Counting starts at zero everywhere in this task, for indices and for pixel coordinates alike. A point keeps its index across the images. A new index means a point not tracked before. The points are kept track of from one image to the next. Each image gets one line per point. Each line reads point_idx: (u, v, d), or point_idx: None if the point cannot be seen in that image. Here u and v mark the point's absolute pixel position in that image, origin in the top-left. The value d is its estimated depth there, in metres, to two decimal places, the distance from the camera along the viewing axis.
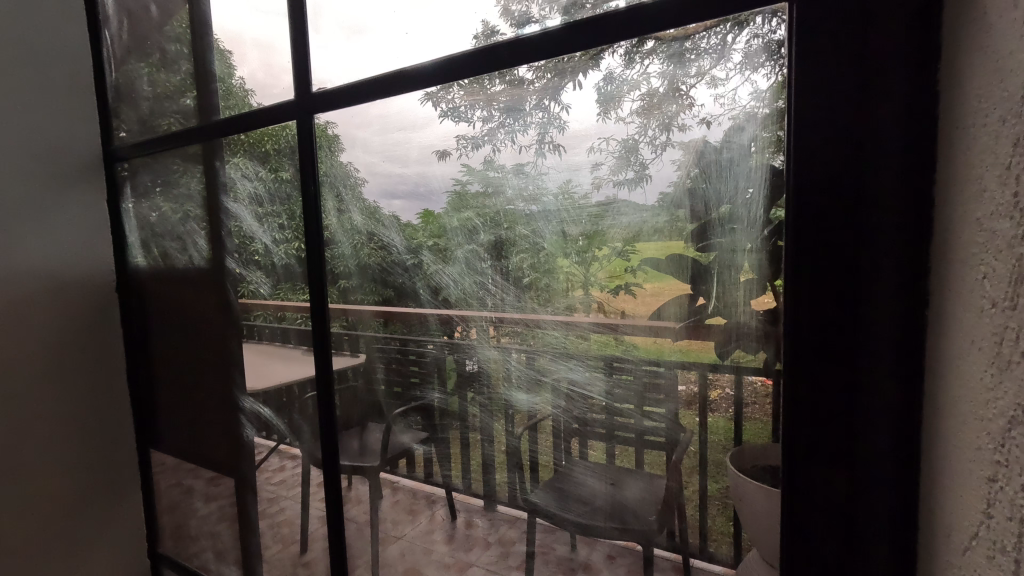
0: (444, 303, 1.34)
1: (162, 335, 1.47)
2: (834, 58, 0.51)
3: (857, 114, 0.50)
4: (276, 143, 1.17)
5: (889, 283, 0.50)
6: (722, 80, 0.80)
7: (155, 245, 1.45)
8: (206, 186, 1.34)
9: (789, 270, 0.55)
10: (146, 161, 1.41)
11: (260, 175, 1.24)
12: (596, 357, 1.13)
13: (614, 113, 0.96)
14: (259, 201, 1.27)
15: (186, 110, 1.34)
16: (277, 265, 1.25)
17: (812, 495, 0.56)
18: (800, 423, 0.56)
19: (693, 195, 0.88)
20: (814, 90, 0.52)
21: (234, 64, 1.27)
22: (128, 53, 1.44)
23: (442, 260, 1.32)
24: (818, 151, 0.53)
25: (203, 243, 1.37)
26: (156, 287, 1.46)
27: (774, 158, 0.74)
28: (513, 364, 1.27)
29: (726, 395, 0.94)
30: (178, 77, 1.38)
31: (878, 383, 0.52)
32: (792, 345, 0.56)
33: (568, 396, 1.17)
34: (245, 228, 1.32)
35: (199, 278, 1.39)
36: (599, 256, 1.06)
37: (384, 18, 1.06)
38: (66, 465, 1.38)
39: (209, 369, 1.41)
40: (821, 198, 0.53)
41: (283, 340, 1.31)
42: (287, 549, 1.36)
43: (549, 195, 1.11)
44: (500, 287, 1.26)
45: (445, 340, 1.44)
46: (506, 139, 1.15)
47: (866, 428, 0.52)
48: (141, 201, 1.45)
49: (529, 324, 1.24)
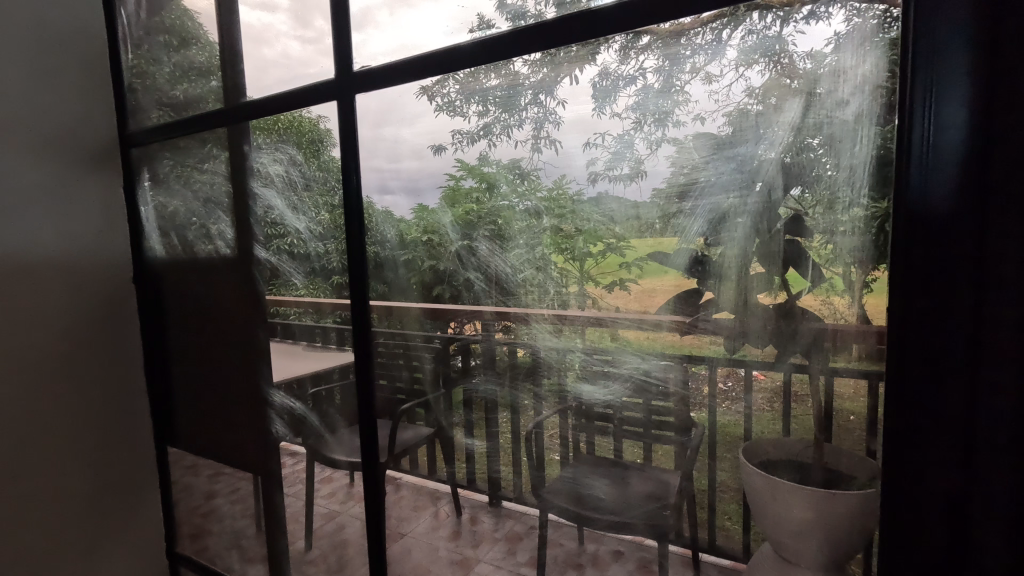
0: (501, 296, 1.18)
1: (179, 327, 1.43)
2: (955, 55, 0.52)
3: (974, 118, 0.52)
4: (310, 136, 1.15)
5: (1010, 293, 0.52)
6: (716, 76, 0.82)
7: (175, 233, 1.40)
8: (233, 170, 1.28)
9: (902, 270, 0.56)
10: (164, 148, 1.37)
11: (294, 158, 1.20)
12: (634, 346, 1.00)
13: (609, 108, 0.93)
14: (293, 185, 1.23)
15: (209, 92, 1.28)
16: (313, 255, 1.21)
17: (918, 480, 0.58)
18: (904, 413, 0.58)
19: (789, 176, 0.78)
20: (936, 88, 0.53)
21: (260, 43, 1.20)
22: (147, 33, 1.38)
23: (499, 244, 1.16)
24: (942, 153, 0.53)
25: (229, 232, 1.31)
26: (173, 277, 1.41)
27: (766, 153, 0.80)
28: (577, 354, 1.07)
29: (727, 390, 0.91)
30: (197, 58, 1.32)
31: (1003, 370, 0.53)
32: (899, 333, 0.57)
33: (638, 386, 1.01)
34: (276, 215, 1.27)
35: (224, 267, 1.32)
36: (594, 253, 1.01)
37: (378, 12, 1.04)
38: (80, 463, 1.32)
39: (232, 362, 1.36)
40: (928, 201, 0.54)
41: (323, 338, 1.33)
42: (297, 543, 1.35)
43: (543, 191, 1.05)
44: (562, 277, 1.06)
45: (501, 334, 1.25)
46: (502, 134, 1.08)
47: (986, 433, 0.54)
48: (160, 188, 1.42)
49: (597, 318, 1.03)
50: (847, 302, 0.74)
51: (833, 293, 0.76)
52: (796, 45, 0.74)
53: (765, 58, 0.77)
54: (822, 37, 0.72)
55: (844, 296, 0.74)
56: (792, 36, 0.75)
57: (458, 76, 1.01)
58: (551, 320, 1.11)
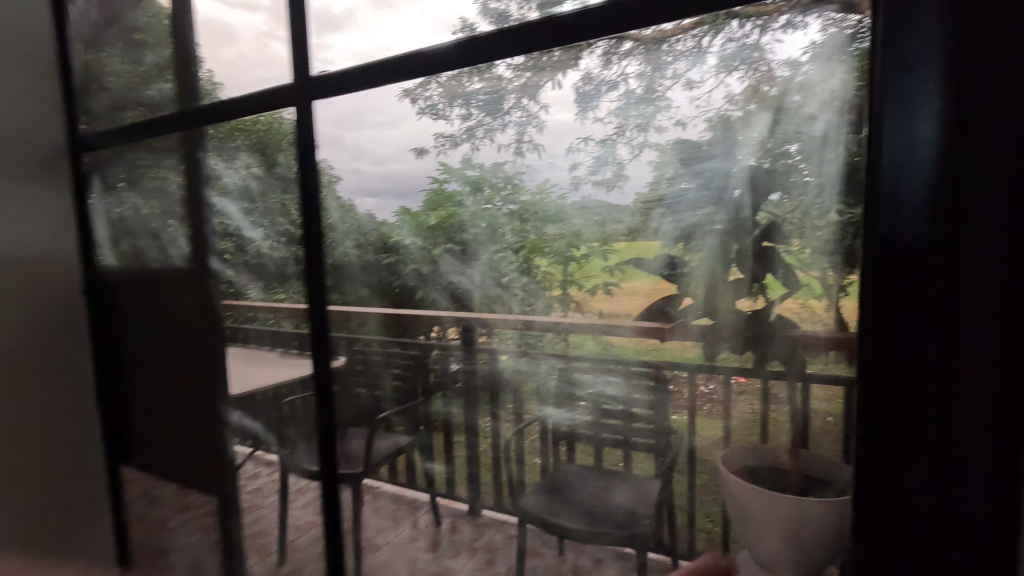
0: (461, 308, 1.14)
1: (133, 341, 1.37)
2: (927, 66, 0.51)
3: (945, 130, 0.51)
4: (269, 137, 1.11)
5: (979, 310, 0.52)
6: (697, 83, 0.80)
7: (128, 242, 1.34)
8: (187, 179, 1.24)
9: (873, 284, 0.55)
10: (117, 152, 1.30)
11: (250, 168, 1.17)
12: (597, 360, 1.00)
13: (592, 113, 0.89)
14: (248, 196, 1.19)
15: (163, 95, 1.22)
16: (269, 266, 1.18)
17: (893, 498, 0.56)
18: (878, 431, 0.56)
19: (757, 190, 0.77)
20: (905, 104, 0.52)
21: (224, 43, 1.15)
22: (97, 30, 1.30)
23: (463, 261, 1.10)
24: (913, 166, 0.53)
25: (183, 240, 1.27)
26: (126, 288, 1.36)
27: (747, 159, 0.78)
28: (543, 374, 1.07)
29: (708, 394, 0.89)
30: (150, 58, 1.26)
31: (977, 386, 0.52)
32: (872, 349, 0.55)
33: (604, 410, 1.02)
34: (231, 224, 1.23)
35: (178, 278, 1.29)
36: (577, 257, 0.96)
37: (362, 11, 1.00)
38: (27, 482, 1.26)
39: (190, 377, 1.31)
40: (898, 218, 0.53)
41: (274, 346, 1.25)
42: (264, 560, 1.30)
43: (526, 196, 0.99)
44: (528, 291, 1.04)
45: (462, 348, 1.19)
46: (485, 137, 1.00)
47: (961, 454, 0.53)
48: (113, 194, 1.34)
49: (561, 330, 1.02)
50: (824, 304, 0.71)
51: (811, 297, 0.73)
52: (774, 53, 0.73)
53: (744, 66, 0.76)
54: (799, 46, 0.71)
55: (821, 299, 0.72)
56: (770, 44, 0.73)
57: (440, 80, 0.94)
58: (514, 342, 1.10)
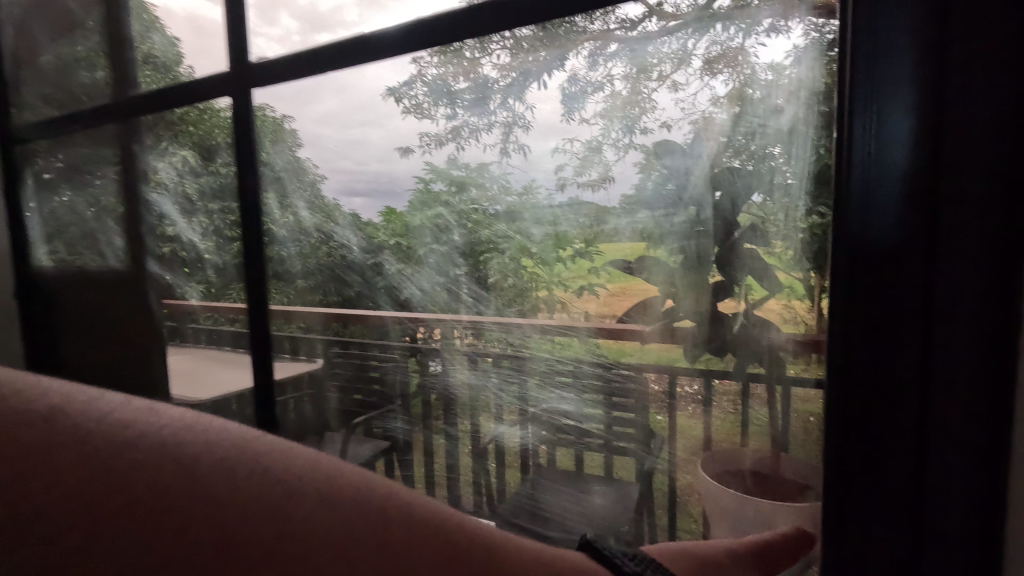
0: (404, 307, 1.09)
1: (72, 343, 1.34)
2: (899, 52, 0.46)
3: (923, 120, 0.46)
4: (207, 133, 1.07)
5: (954, 332, 0.47)
6: (683, 85, 0.75)
7: (62, 242, 1.31)
8: (124, 173, 1.19)
9: (840, 288, 0.51)
10: (54, 144, 1.23)
11: (190, 164, 1.11)
12: (562, 363, 0.98)
13: (578, 114, 0.83)
14: (186, 192, 1.14)
15: (98, 83, 1.16)
16: (209, 266, 1.15)
17: (864, 517, 0.52)
18: (847, 443, 0.52)
19: (718, 189, 0.76)
20: (877, 94, 0.47)
21: (156, 29, 1.09)
22: (27, 12, 1.21)
23: (409, 265, 1.05)
24: (885, 161, 0.48)
25: (119, 242, 1.25)
26: (66, 289, 1.32)
27: (733, 162, 0.74)
28: (496, 389, 1.04)
29: (688, 393, 0.85)
30: (84, 42, 1.18)
31: (955, 400, 0.47)
32: (841, 357, 0.52)
33: (557, 427, 1.01)
34: (171, 223, 1.19)
35: (115, 279, 1.27)
36: (564, 257, 0.91)
37: (349, 10, 0.88)
38: None
39: (129, 374, 1.30)
40: (869, 218, 0.49)
41: (211, 341, 1.20)
42: None
43: (513, 197, 0.92)
44: (477, 296, 1.01)
45: (407, 345, 1.11)
46: (470, 137, 0.93)
47: (938, 479, 0.48)
48: (50, 191, 1.29)
49: (507, 326, 1.01)
50: (807, 306, 0.66)
51: (794, 297, 0.68)
52: (759, 56, 0.69)
53: (729, 70, 0.71)
54: (782, 49, 0.66)
55: (804, 301, 0.67)
56: (754, 47, 0.69)
57: (425, 77, 0.89)
58: (462, 356, 1.07)
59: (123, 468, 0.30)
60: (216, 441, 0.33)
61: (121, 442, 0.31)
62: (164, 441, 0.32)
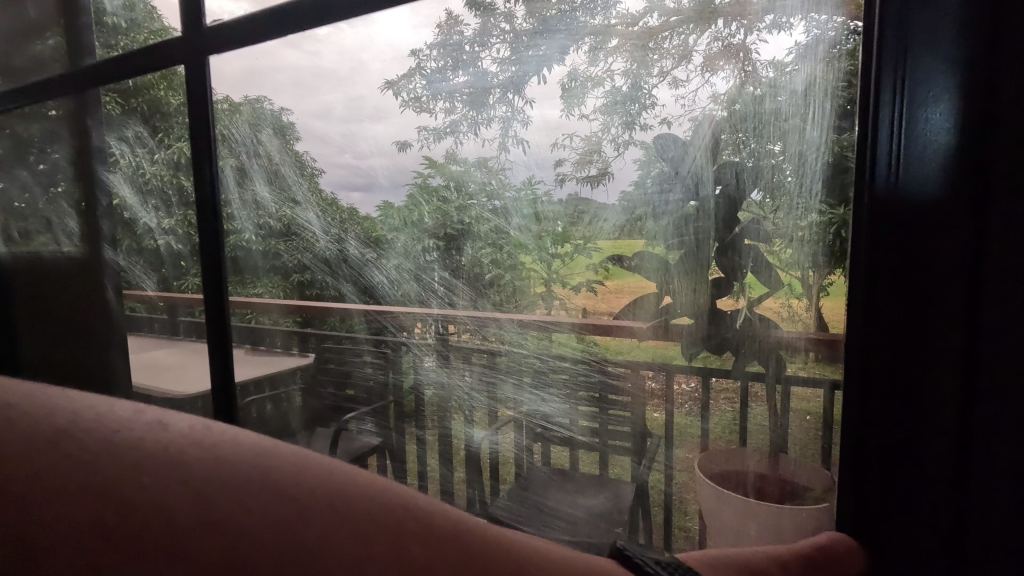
0: (369, 300, 1.05)
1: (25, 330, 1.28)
2: (932, 16, 0.41)
3: (967, 90, 0.40)
4: (163, 107, 0.95)
5: (1002, 324, 0.41)
6: (682, 81, 0.68)
7: (16, 226, 1.27)
8: (80, 151, 1.13)
9: (866, 277, 0.45)
10: (13, 119, 1.18)
11: (143, 140, 1.05)
12: (555, 360, 0.91)
13: (576, 110, 0.77)
14: (141, 170, 1.08)
15: (49, 52, 1.08)
16: (163, 252, 1.09)
17: (891, 533, 0.47)
18: (872, 452, 0.46)
19: (719, 165, 0.68)
20: (915, 62, 0.42)
21: None
22: None
23: (375, 253, 0.99)
24: (922, 136, 0.42)
25: (75, 227, 1.19)
26: (24, 274, 1.27)
27: (733, 158, 0.66)
28: (468, 390, 0.98)
29: (688, 391, 0.83)
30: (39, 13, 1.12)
31: (1002, 403, 0.41)
32: (865, 355, 0.46)
33: (537, 431, 0.93)
34: (128, 205, 1.13)
35: (72, 267, 1.22)
36: (564, 253, 0.85)
37: None
38: None
39: (87, 362, 1.24)
40: (899, 200, 0.43)
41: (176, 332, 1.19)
42: None
43: (511, 192, 0.86)
44: (457, 290, 0.99)
45: (371, 340, 1.12)
46: (469, 132, 0.88)
47: (981, 493, 0.42)
48: (3, 175, 1.25)
49: (487, 323, 0.98)
50: (805, 306, 0.59)
51: (793, 296, 0.62)
52: (759, 52, 0.61)
53: (729, 66, 0.64)
54: (784, 46, 0.57)
55: (802, 300, 0.60)
56: (756, 44, 0.61)
57: (424, 70, 0.85)
58: (436, 350, 1.06)
59: (162, 503, 0.24)
60: (229, 451, 0.28)
61: (142, 469, 0.25)
62: (193, 461, 0.27)
